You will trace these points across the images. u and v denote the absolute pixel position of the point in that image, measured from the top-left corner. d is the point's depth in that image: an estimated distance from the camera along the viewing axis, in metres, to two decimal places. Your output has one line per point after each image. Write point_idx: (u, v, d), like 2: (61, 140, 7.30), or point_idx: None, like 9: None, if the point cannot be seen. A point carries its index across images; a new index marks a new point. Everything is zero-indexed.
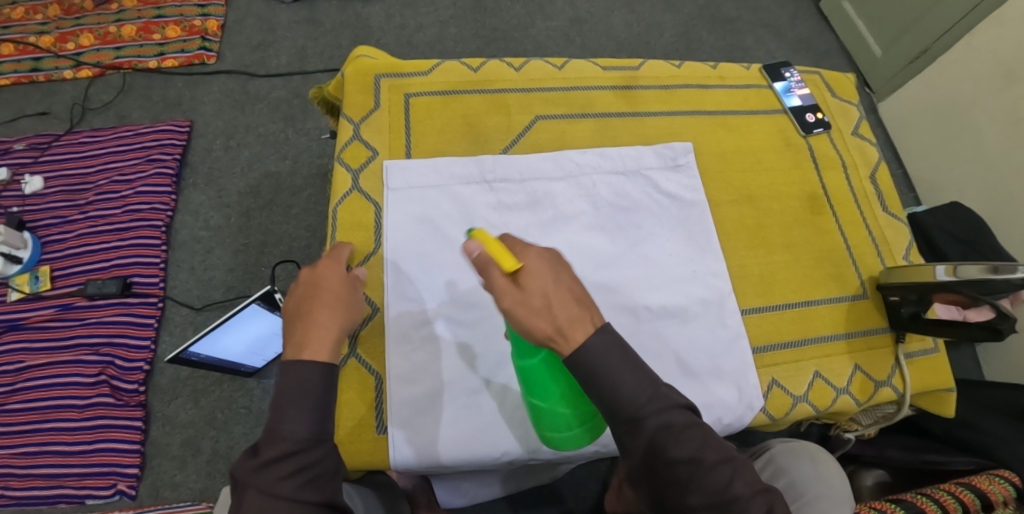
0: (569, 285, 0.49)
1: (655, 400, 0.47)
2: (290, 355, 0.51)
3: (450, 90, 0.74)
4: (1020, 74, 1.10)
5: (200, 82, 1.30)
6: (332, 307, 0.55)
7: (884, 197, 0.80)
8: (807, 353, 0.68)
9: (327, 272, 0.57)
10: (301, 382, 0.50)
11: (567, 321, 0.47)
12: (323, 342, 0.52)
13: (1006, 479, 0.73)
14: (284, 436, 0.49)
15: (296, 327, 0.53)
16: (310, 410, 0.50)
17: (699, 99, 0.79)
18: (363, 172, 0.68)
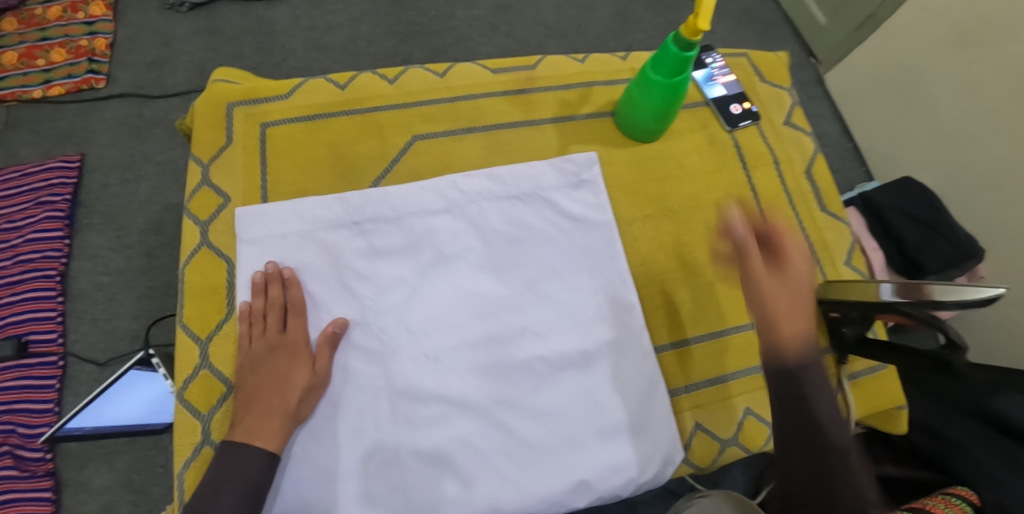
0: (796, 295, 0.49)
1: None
2: (240, 438, 0.50)
3: (316, 115, 0.64)
4: (971, 38, 1.01)
5: (92, 110, 1.17)
6: (296, 388, 0.52)
7: (822, 193, 0.72)
8: (753, 383, 0.60)
9: (288, 352, 0.54)
10: (239, 466, 0.49)
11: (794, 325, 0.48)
12: (274, 429, 0.50)
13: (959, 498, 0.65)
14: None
15: (250, 411, 0.51)
16: (243, 492, 0.48)
17: (607, 99, 0.70)
18: (213, 224, 0.59)
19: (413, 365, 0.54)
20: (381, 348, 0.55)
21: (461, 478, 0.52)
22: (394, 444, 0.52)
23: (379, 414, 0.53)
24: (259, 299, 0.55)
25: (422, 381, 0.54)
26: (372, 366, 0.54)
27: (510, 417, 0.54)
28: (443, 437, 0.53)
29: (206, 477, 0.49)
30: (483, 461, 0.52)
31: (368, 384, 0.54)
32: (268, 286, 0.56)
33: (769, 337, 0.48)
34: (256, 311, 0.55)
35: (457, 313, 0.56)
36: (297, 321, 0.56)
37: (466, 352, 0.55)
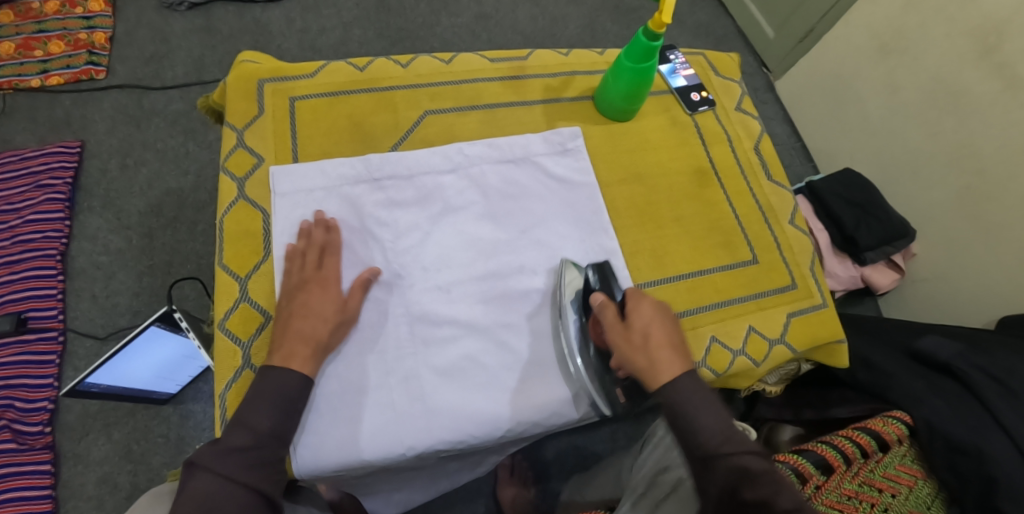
0: (666, 336, 0.59)
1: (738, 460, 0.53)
2: (277, 361, 0.55)
3: (338, 91, 0.73)
4: (892, 47, 1.19)
5: (91, 99, 1.21)
6: (329, 320, 0.58)
7: (768, 166, 0.85)
8: (717, 316, 0.72)
9: (320, 287, 0.59)
10: (277, 385, 0.53)
11: (659, 360, 0.57)
12: (310, 356, 0.55)
13: (897, 420, 0.78)
14: (249, 427, 0.51)
15: (288, 337, 0.56)
16: (282, 405, 0.53)
17: (589, 86, 0.81)
18: (249, 180, 0.67)
19: (428, 296, 0.63)
20: (399, 282, 0.63)
21: (473, 390, 0.60)
22: (414, 361, 0.60)
23: (400, 335, 0.61)
24: (303, 241, 0.62)
25: (437, 309, 0.63)
26: (393, 296, 0.63)
27: (513, 339, 0.63)
28: (455, 355, 0.61)
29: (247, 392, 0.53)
30: (491, 373, 0.61)
31: (389, 309, 0.62)
32: (314, 230, 0.63)
33: (647, 373, 0.57)
34: (297, 254, 0.61)
35: (465, 254, 0.66)
36: (331, 260, 0.61)
37: (475, 286, 0.65)
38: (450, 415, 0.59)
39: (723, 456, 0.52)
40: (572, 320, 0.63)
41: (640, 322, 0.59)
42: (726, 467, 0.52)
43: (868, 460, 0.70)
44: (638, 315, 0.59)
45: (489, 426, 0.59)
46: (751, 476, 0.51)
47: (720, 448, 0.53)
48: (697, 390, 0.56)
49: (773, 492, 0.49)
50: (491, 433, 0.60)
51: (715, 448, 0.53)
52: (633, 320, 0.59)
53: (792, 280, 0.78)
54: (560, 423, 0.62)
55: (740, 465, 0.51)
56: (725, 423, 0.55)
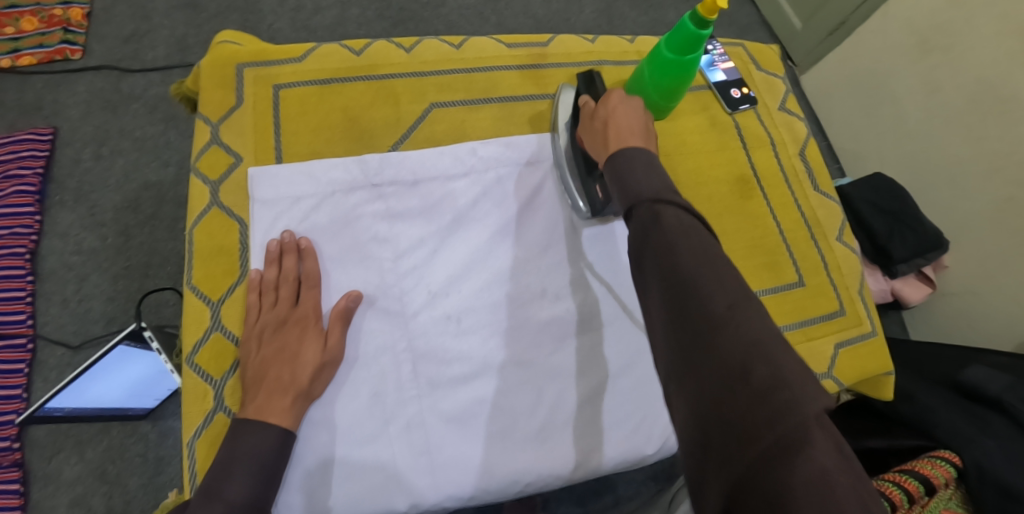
0: (635, 120, 0.54)
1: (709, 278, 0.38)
2: (250, 415, 0.46)
3: (330, 79, 0.63)
4: (933, 43, 1.09)
5: (64, 82, 1.10)
6: (307, 365, 0.49)
7: (814, 174, 0.75)
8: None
9: (297, 324, 0.51)
10: (253, 442, 0.45)
11: (616, 129, 0.52)
12: (286, 406, 0.47)
13: (946, 461, 0.67)
14: (221, 498, 0.43)
15: (261, 386, 0.48)
16: (258, 472, 0.44)
17: (618, 78, 0.71)
18: (224, 184, 0.58)
19: (433, 328, 0.54)
20: (399, 309, 0.54)
21: (485, 439, 0.52)
22: (417, 407, 0.52)
23: (401, 376, 0.52)
24: (273, 270, 0.53)
25: (444, 344, 0.54)
26: (393, 327, 0.54)
27: (532, 378, 0.55)
28: (467, 399, 0.53)
29: (217, 455, 0.45)
30: (506, 418, 0.53)
31: (389, 343, 0.53)
32: (283, 256, 0.54)
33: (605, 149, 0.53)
34: (268, 282, 0.53)
35: (478, 275, 0.57)
36: (309, 292, 0.53)
37: (489, 314, 0.56)
38: (459, 468, 0.51)
39: (645, 203, 0.43)
40: (564, 137, 0.62)
41: (610, 101, 0.55)
42: (647, 212, 0.42)
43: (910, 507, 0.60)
44: (605, 106, 0.55)
45: (489, 486, 0.51)
46: (665, 224, 0.41)
47: (640, 199, 0.44)
48: (643, 156, 0.48)
49: (682, 239, 0.39)
50: (483, 493, 0.51)
51: (633, 196, 0.45)
52: (599, 110, 0.56)
53: (840, 306, 0.69)
54: (583, 475, 0.54)
55: (656, 213, 0.42)
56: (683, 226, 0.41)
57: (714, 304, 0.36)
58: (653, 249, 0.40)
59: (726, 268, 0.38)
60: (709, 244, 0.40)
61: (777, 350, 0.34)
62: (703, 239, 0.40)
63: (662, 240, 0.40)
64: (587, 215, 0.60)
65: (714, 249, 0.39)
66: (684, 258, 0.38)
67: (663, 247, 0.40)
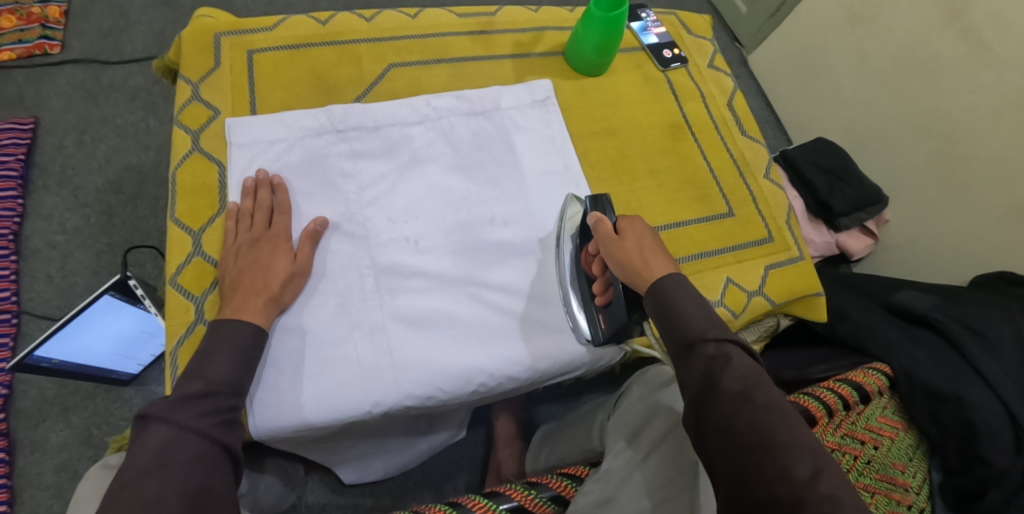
0: (661, 247, 0.56)
1: (790, 442, 0.43)
2: (228, 315, 0.52)
3: (299, 44, 0.70)
4: (861, 16, 1.20)
5: (45, 75, 1.16)
6: (279, 274, 0.55)
7: (741, 122, 0.84)
8: (695, 267, 0.72)
9: (270, 244, 0.57)
10: (231, 334, 0.51)
11: (652, 258, 0.55)
12: (258, 306, 0.53)
13: (879, 371, 0.76)
14: (204, 377, 0.48)
15: (237, 291, 0.54)
16: (235, 357, 0.50)
17: (560, 41, 0.79)
18: (204, 132, 0.64)
19: (394, 249, 0.61)
20: (362, 233, 0.61)
21: (442, 343, 0.58)
22: (380, 314, 0.58)
23: (365, 287, 0.59)
24: (247, 200, 0.59)
25: (405, 262, 0.60)
26: (358, 247, 0.60)
27: (485, 292, 0.62)
28: (426, 307, 0.59)
29: (199, 347, 0.51)
30: (461, 325, 0.59)
31: (354, 262, 0.59)
32: (258, 190, 0.60)
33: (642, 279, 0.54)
34: (244, 210, 0.59)
35: (437, 205, 0.64)
36: (280, 217, 0.59)
37: (447, 239, 0.63)
38: (419, 369, 0.56)
39: (710, 342, 0.49)
40: (569, 251, 0.63)
41: (637, 232, 0.57)
42: (713, 352, 0.49)
43: (851, 412, 0.69)
44: (628, 232, 0.57)
45: (446, 385, 0.57)
46: (735, 367, 0.48)
47: (706, 337, 0.50)
48: (686, 285, 0.53)
49: (753, 391, 0.46)
50: (441, 391, 0.57)
51: (691, 333, 0.50)
52: (624, 235, 0.57)
53: (769, 233, 0.78)
54: (535, 377, 0.61)
55: (723, 354, 0.49)
56: (745, 375, 0.47)
57: (797, 470, 0.42)
58: (725, 398, 0.46)
59: (795, 423, 0.45)
60: (773, 395, 0.47)
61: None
62: (768, 388, 0.47)
63: (736, 393, 0.46)
64: (589, 341, 0.61)
65: (780, 402, 0.46)
66: (758, 412, 0.45)
67: (740, 402, 0.46)
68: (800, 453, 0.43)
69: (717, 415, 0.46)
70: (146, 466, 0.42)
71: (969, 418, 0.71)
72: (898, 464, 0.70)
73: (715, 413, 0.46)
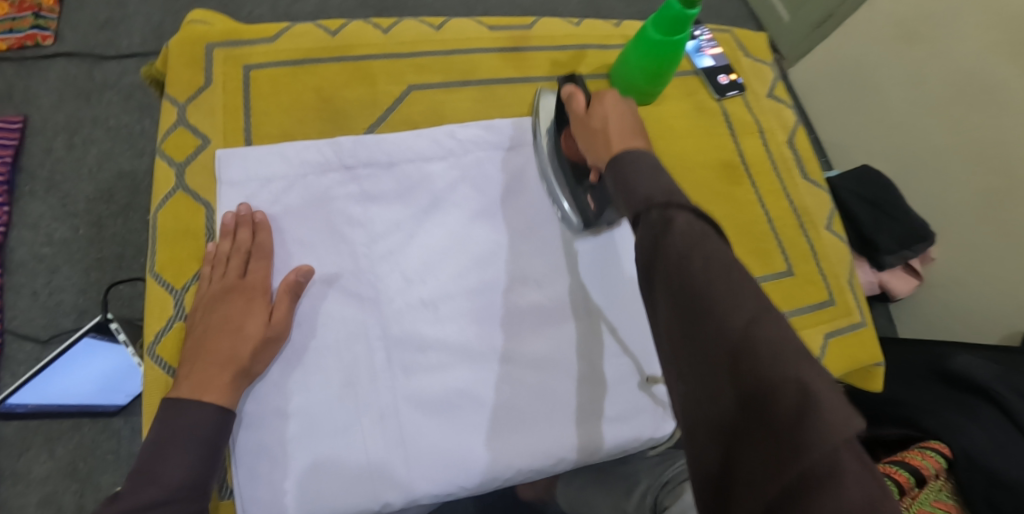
0: (629, 119, 0.52)
1: (734, 295, 0.33)
2: (185, 392, 0.44)
3: (304, 60, 0.61)
4: (915, 34, 1.09)
5: (35, 69, 1.07)
6: (250, 339, 0.47)
7: (803, 162, 0.74)
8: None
9: (242, 300, 0.49)
10: (189, 423, 0.43)
11: (616, 131, 0.50)
12: (222, 380, 0.45)
13: (935, 452, 0.63)
14: (157, 481, 0.42)
15: (199, 361, 0.46)
16: (194, 454, 0.43)
17: (604, 62, 0.70)
18: (190, 165, 0.55)
19: (408, 313, 0.52)
20: (372, 295, 0.52)
21: (462, 430, 0.50)
22: (391, 396, 0.50)
23: (374, 362, 0.50)
24: (226, 241, 0.51)
25: (420, 329, 0.52)
26: (366, 312, 0.52)
27: (511, 366, 0.53)
28: (444, 386, 0.51)
29: (150, 435, 0.43)
30: (484, 408, 0.51)
31: (363, 329, 0.51)
32: (238, 229, 0.51)
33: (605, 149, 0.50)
34: (219, 254, 0.50)
35: (459, 260, 0.55)
36: (257, 265, 0.51)
37: (466, 301, 0.54)
38: (435, 462, 0.49)
39: (655, 207, 0.39)
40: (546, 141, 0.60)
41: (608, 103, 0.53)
42: (656, 217, 0.39)
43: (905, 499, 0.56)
44: (600, 109, 0.53)
45: (457, 477, 0.49)
46: (677, 231, 0.37)
47: (649, 205, 0.40)
48: (648, 158, 0.45)
49: (696, 251, 0.36)
50: (452, 484, 0.49)
51: (637, 201, 0.41)
52: (595, 111, 0.53)
53: (830, 295, 0.68)
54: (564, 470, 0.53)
55: (666, 219, 0.38)
56: (692, 225, 0.37)
57: (733, 323, 0.32)
58: (665, 264, 0.36)
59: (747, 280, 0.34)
60: (724, 253, 0.36)
61: (805, 370, 0.30)
62: (713, 245, 0.36)
63: (672, 250, 0.36)
64: (578, 226, 0.58)
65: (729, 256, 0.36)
66: (702, 270, 0.35)
67: (677, 259, 0.36)
68: (746, 310, 0.33)
69: (659, 276, 0.37)
70: None
71: None
72: None
73: (661, 285, 0.37)
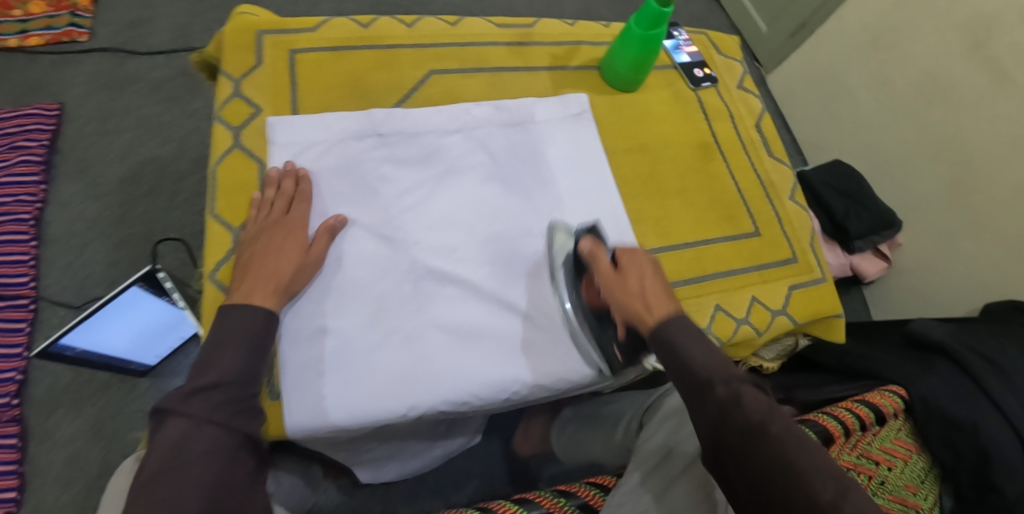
0: (659, 282, 0.56)
1: (816, 467, 0.42)
2: (236, 299, 0.52)
3: (340, 46, 0.71)
4: (885, 41, 1.22)
5: (70, 62, 1.16)
6: (290, 264, 0.55)
7: (768, 143, 0.85)
8: (707, 287, 0.72)
9: (285, 232, 0.57)
10: (241, 323, 0.51)
11: (652, 297, 0.54)
12: (268, 291, 0.53)
13: (895, 395, 0.77)
14: (215, 367, 0.48)
15: (246, 277, 0.54)
16: (247, 348, 0.50)
17: (594, 56, 0.80)
18: (244, 129, 0.64)
19: (429, 255, 0.61)
20: (398, 239, 0.62)
21: (475, 350, 0.59)
22: (416, 321, 0.58)
23: (401, 293, 0.59)
24: (272, 189, 0.60)
25: (440, 268, 0.61)
26: (394, 252, 0.61)
27: (517, 300, 0.62)
28: (459, 315, 0.60)
29: (208, 335, 0.50)
30: (494, 333, 0.60)
31: (389, 268, 0.60)
32: (284, 180, 0.60)
33: (639, 311, 0.54)
34: (266, 199, 0.59)
35: (473, 213, 0.65)
36: (299, 207, 0.59)
37: (480, 247, 0.64)
38: (453, 376, 0.57)
39: (718, 383, 0.47)
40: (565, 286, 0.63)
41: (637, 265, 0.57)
42: (724, 391, 0.47)
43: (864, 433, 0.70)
44: (632, 265, 0.57)
45: (469, 387, 0.58)
46: (747, 405, 0.45)
47: (716, 382, 0.47)
48: (692, 329, 0.52)
49: (768, 423, 0.44)
50: (464, 394, 0.57)
51: (701, 373, 0.48)
52: (623, 268, 0.57)
53: (793, 254, 0.79)
54: (564, 387, 0.62)
55: (734, 393, 0.46)
56: (761, 402, 0.46)
57: (821, 495, 0.40)
58: (744, 431, 0.44)
59: (817, 453, 0.43)
60: (789, 425, 0.45)
61: None
62: (783, 420, 0.45)
63: (743, 429, 0.44)
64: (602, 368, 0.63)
65: (796, 429, 0.45)
66: (778, 441, 0.43)
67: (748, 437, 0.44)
68: (826, 484, 0.41)
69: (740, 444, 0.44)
70: (162, 464, 0.43)
71: (986, 448, 0.70)
72: (911, 486, 0.71)
73: (732, 463, 0.44)
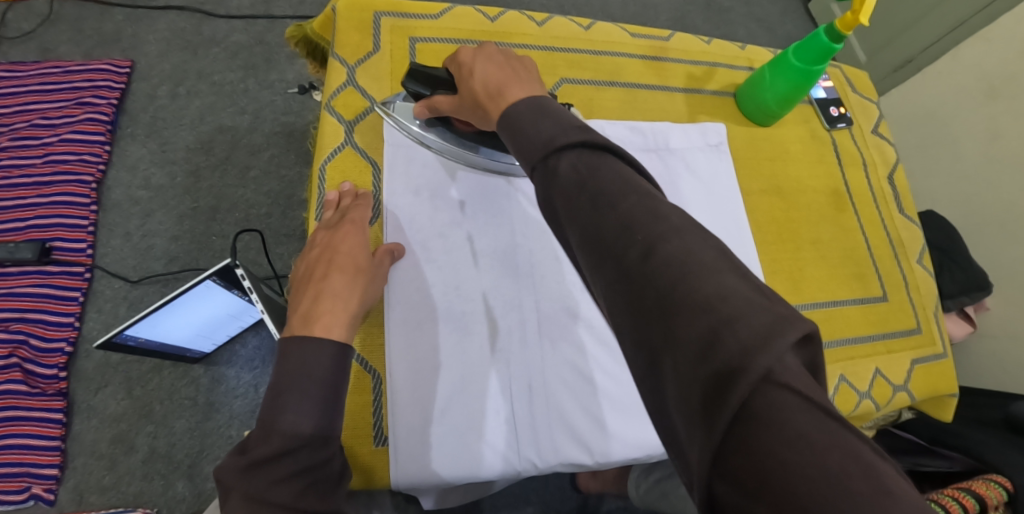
0: (508, 69, 0.46)
1: (649, 226, 0.31)
2: (296, 325, 0.45)
3: (465, 40, 0.64)
4: (1001, 91, 1.13)
5: (145, 17, 1.10)
6: (344, 274, 0.48)
7: (900, 198, 0.78)
8: (834, 355, 0.65)
9: (348, 233, 0.51)
10: (306, 358, 0.42)
11: (495, 90, 0.44)
12: (335, 317, 0.45)
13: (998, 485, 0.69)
14: (277, 430, 0.40)
15: (307, 296, 0.47)
16: (321, 402, 0.42)
17: (731, 81, 0.73)
18: (358, 124, 0.58)
19: (550, 291, 0.56)
20: (519, 270, 0.56)
21: (597, 405, 0.53)
22: (537, 367, 0.53)
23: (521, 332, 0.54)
24: (330, 212, 0.54)
25: (562, 308, 0.56)
26: (516, 286, 0.56)
27: None
28: (580, 361, 0.54)
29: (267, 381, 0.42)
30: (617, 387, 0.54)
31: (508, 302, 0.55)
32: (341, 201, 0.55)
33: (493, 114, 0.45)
34: (327, 221, 0.53)
35: None
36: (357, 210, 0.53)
37: None
38: (573, 433, 0.52)
39: (554, 157, 0.36)
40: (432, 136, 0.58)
41: (470, 74, 0.47)
42: (564, 165, 0.35)
43: None
44: (466, 74, 0.47)
45: (580, 437, 0.52)
46: (595, 178, 0.34)
47: (563, 144, 0.36)
48: (535, 103, 0.39)
49: (616, 197, 0.33)
50: (573, 444, 0.52)
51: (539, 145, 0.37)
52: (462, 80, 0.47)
53: (917, 324, 0.72)
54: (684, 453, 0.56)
55: (579, 166, 0.34)
56: (608, 165, 0.34)
57: (628, 254, 0.31)
58: (599, 232, 0.33)
59: (653, 198, 0.33)
60: (650, 193, 0.34)
61: (734, 294, 0.28)
62: (627, 189, 0.33)
63: (574, 192, 0.34)
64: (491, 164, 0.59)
65: (635, 180, 0.34)
66: (626, 214, 0.32)
67: (586, 196, 0.34)
68: (670, 248, 0.30)
69: (583, 224, 0.34)
70: None
71: None
72: None
73: (606, 239, 0.32)
